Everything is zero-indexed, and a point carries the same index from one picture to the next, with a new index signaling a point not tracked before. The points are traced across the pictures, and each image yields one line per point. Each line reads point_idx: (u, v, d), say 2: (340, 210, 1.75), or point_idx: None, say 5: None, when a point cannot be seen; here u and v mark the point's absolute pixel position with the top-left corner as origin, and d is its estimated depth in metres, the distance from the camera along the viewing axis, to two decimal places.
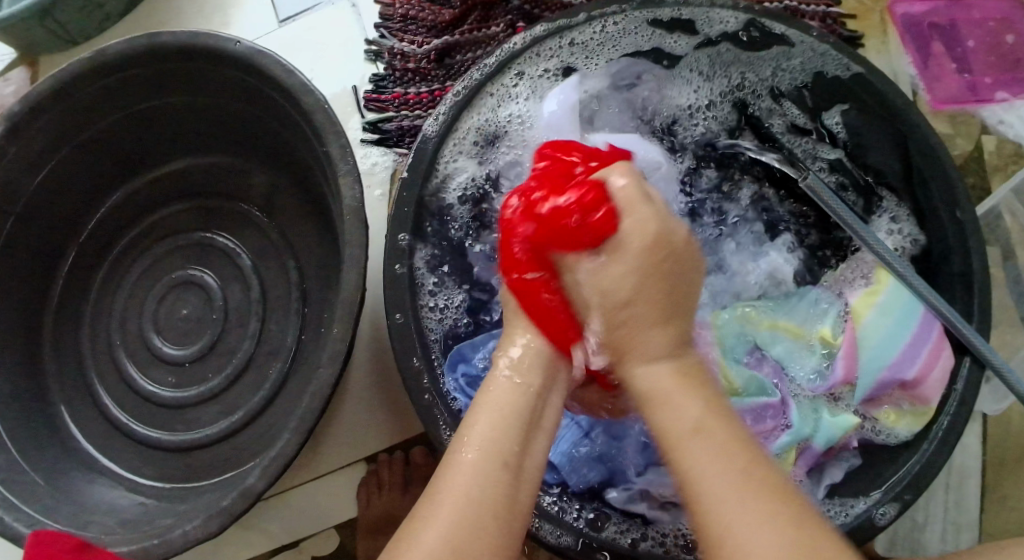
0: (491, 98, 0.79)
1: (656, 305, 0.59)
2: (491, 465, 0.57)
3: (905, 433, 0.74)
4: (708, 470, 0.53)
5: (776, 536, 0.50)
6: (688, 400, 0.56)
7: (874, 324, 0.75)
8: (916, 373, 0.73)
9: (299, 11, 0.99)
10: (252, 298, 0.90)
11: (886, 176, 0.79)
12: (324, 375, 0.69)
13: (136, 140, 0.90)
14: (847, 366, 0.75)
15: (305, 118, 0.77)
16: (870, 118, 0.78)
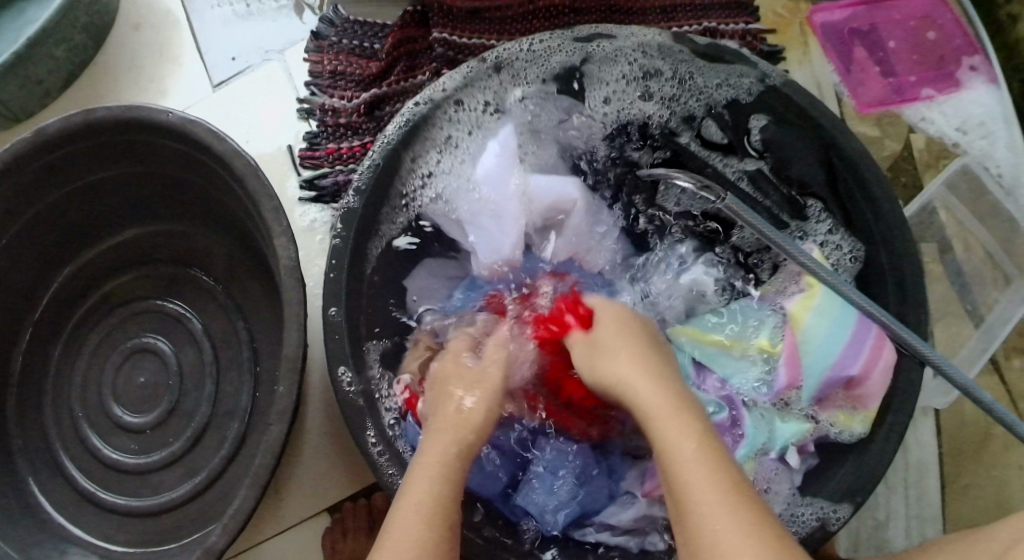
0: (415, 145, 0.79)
1: (644, 383, 0.65)
2: (432, 532, 0.60)
3: (856, 432, 0.75)
4: (699, 479, 0.58)
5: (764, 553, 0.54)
6: (684, 428, 0.61)
7: (813, 328, 0.77)
8: (860, 371, 0.75)
9: (233, 73, 1.01)
10: (207, 359, 0.91)
11: (811, 187, 0.81)
12: (274, 432, 0.69)
13: (80, 215, 0.91)
14: (790, 372, 0.78)
15: (237, 179, 0.79)
16: (791, 133, 0.80)
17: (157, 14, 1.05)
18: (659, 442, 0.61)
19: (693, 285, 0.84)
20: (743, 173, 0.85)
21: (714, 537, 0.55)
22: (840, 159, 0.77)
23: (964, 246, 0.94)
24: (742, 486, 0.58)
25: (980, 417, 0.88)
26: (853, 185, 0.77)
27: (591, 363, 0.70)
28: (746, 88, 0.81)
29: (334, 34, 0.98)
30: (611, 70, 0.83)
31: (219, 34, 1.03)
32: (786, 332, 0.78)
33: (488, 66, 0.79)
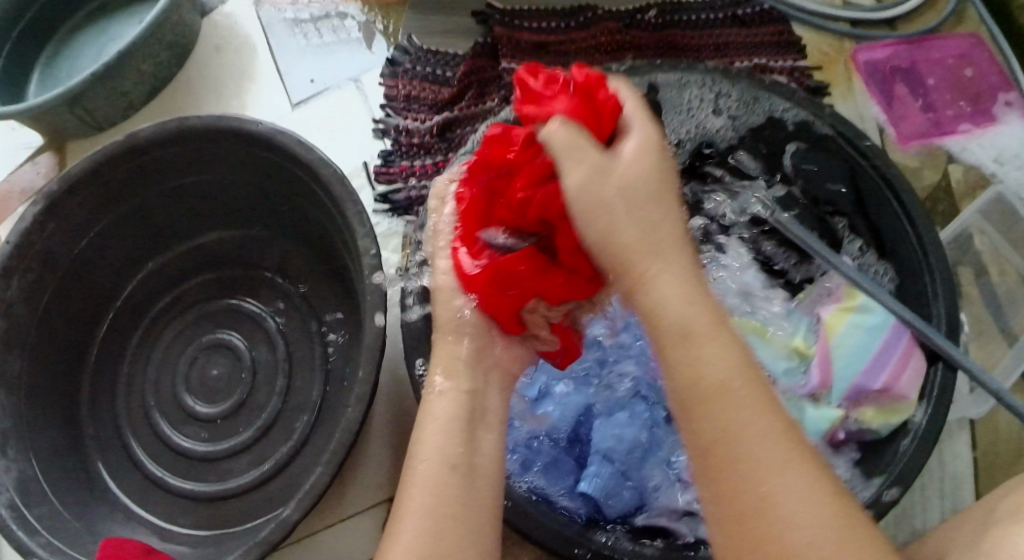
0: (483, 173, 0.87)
1: (661, 255, 0.58)
2: (442, 473, 0.63)
3: (885, 429, 0.79)
4: (752, 428, 0.54)
5: (802, 485, 0.52)
6: (728, 350, 0.56)
7: (846, 336, 0.83)
8: (888, 376, 0.79)
9: (312, 94, 1.08)
10: (278, 357, 0.96)
11: (842, 207, 0.88)
12: (350, 415, 0.74)
13: (163, 218, 0.97)
14: (821, 371, 0.83)
15: (319, 184, 0.85)
16: (820, 157, 0.88)
17: (238, 37, 1.13)
18: (712, 418, 0.55)
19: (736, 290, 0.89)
20: (777, 198, 0.92)
21: (765, 488, 0.52)
22: (864, 176, 0.85)
23: (999, 271, 0.98)
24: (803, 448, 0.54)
25: (1013, 433, 0.92)
26: (873, 195, 0.85)
27: (606, 236, 0.59)
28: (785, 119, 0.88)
29: (408, 61, 1.06)
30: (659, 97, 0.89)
31: (298, 58, 1.10)
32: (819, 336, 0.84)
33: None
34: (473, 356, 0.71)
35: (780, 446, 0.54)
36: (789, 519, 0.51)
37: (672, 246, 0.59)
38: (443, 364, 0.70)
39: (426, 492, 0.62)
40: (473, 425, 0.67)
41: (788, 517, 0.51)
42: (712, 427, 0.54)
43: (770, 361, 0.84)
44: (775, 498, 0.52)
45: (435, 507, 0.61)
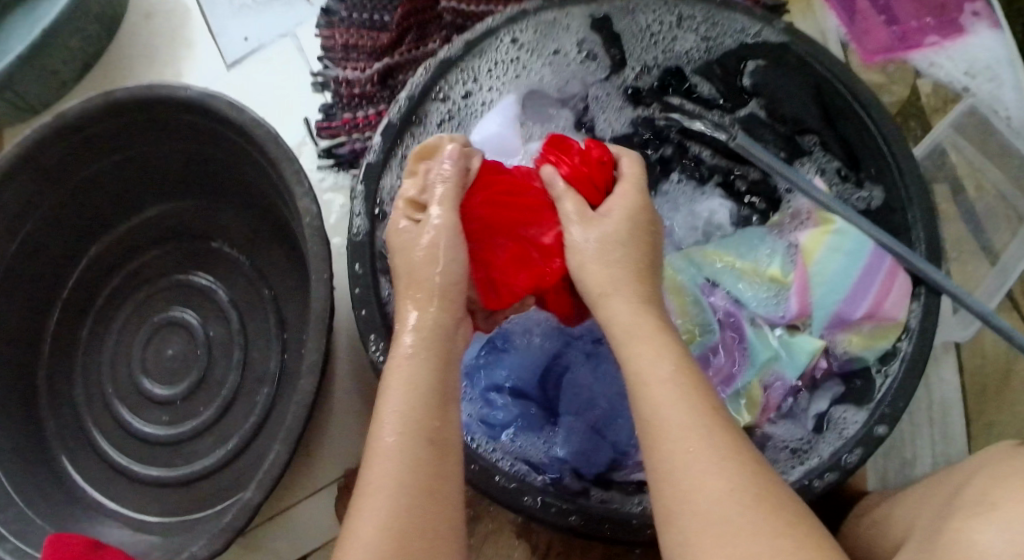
0: (435, 108, 0.80)
1: (625, 284, 0.64)
2: (415, 443, 0.59)
3: (872, 355, 0.75)
4: (667, 417, 0.57)
5: (737, 486, 0.53)
6: (656, 350, 0.60)
7: (826, 259, 0.77)
8: (872, 301, 0.75)
9: (246, 53, 1.03)
10: (233, 331, 0.92)
11: (806, 121, 0.82)
12: (303, 387, 0.70)
13: (102, 197, 0.92)
14: (800, 300, 0.78)
15: (258, 147, 0.80)
16: (782, 73, 0.82)
17: (168, 3, 1.07)
18: (649, 429, 0.57)
19: (702, 219, 0.83)
20: (740, 118, 0.85)
21: (684, 453, 0.55)
22: (833, 92, 0.79)
23: (976, 186, 0.95)
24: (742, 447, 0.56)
25: (999, 352, 0.89)
26: (848, 115, 0.79)
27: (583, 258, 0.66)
28: (736, 39, 0.82)
29: (343, 9, 1.01)
30: (599, 20, 0.83)
31: (229, 17, 1.05)
32: (797, 264, 0.79)
33: (493, 27, 0.80)
34: (451, 322, 0.65)
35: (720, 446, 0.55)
36: (693, 485, 0.54)
37: (645, 281, 0.66)
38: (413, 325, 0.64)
39: (394, 463, 0.58)
40: (450, 395, 0.63)
41: (693, 486, 0.54)
42: (642, 407, 0.59)
43: (745, 293, 0.80)
44: (688, 468, 0.55)
45: (403, 484, 0.58)
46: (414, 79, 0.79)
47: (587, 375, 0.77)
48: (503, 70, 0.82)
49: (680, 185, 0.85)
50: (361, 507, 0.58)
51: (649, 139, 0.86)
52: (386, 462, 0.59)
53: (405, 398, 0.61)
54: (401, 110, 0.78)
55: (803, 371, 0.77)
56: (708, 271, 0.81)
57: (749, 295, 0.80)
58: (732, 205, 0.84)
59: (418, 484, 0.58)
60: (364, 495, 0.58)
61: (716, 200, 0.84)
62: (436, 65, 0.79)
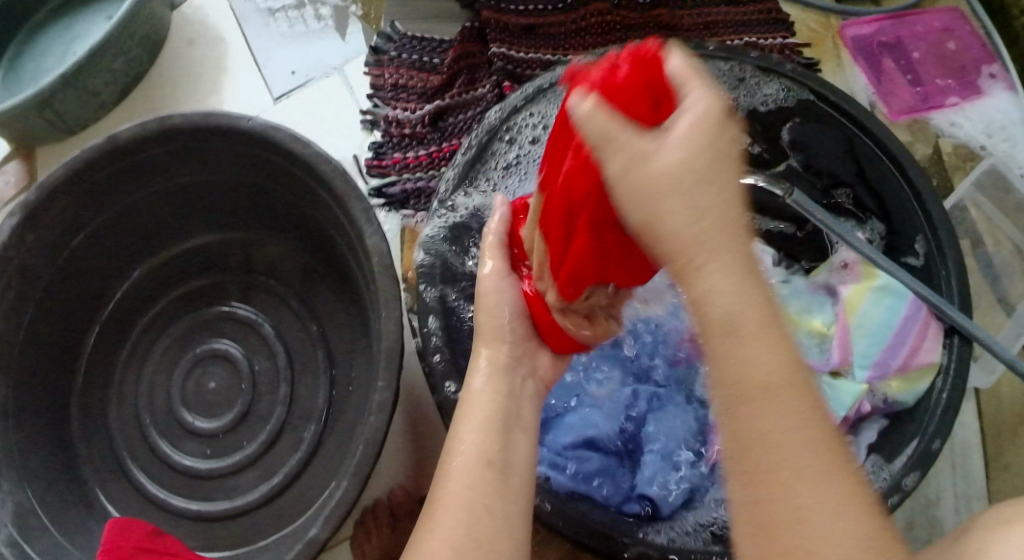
0: (506, 153, 0.84)
1: (717, 249, 0.50)
2: (478, 467, 0.62)
3: (910, 398, 0.79)
4: (768, 435, 0.49)
5: (827, 488, 0.48)
6: (771, 348, 0.49)
7: (868, 311, 0.83)
8: (908, 349, 0.81)
9: (294, 86, 1.04)
10: (277, 363, 0.92)
11: (840, 177, 0.87)
12: (374, 426, 0.72)
13: (146, 223, 0.92)
14: (842, 350, 0.83)
15: (321, 184, 0.81)
16: (823, 133, 0.88)
17: (210, 30, 1.07)
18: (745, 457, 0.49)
19: None
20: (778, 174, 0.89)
21: (775, 477, 0.48)
22: (869, 157, 0.85)
23: (994, 241, 0.99)
24: (833, 455, 0.49)
25: (1016, 400, 0.93)
26: (878, 167, 0.85)
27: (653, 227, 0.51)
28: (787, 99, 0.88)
29: (392, 48, 1.02)
30: None
31: (273, 48, 1.06)
32: (840, 316, 0.84)
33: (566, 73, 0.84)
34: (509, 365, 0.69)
35: (818, 455, 0.48)
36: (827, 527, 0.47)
37: (711, 183, 0.50)
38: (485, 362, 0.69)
39: (462, 486, 0.61)
40: (512, 425, 0.66)
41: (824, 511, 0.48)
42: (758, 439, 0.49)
43: None
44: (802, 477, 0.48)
45: (470, 507, 0.60)
46: (490, 116, 0.84)
47: (673, 416, 0.82)
48: None
49: None
50: (427, 535, 0.60)
51: None
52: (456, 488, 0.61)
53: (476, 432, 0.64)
54: (474, 147, 0.83)
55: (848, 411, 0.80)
56: None
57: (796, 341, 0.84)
58: (770, 254, 0.89)
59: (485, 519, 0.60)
60: (426, 524, 0.61)
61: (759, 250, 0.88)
62: (508, 109, 0.84)
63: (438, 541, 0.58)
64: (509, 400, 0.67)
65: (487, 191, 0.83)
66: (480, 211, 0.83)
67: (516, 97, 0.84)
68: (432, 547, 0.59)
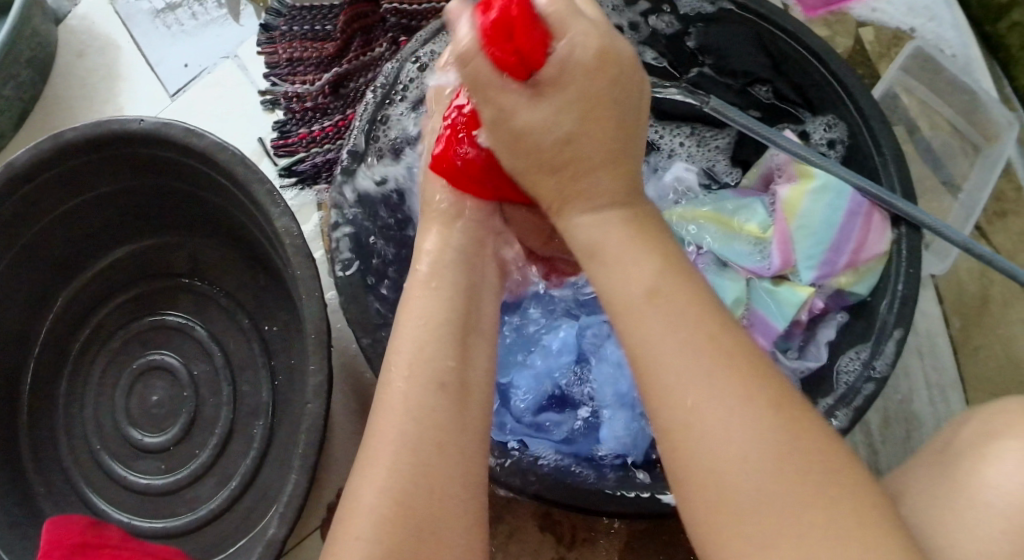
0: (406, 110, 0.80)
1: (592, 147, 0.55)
2: (427, 389, 0.57)
3: (864, 289, 0.74)
4: (654, 346, 0.50)
5: (729, 394, 0.47)
6: (636, 265, 0.52)
7: (808, 210, 0.76)
8: (854, 247, 0.75)
9: (188, 80, 1.01)
10: (218, 366, 0.89)
11: (757, 72, 0.82)
12: (313, 409, 0.69)
13: (63, 248, 0.88)
14: (782, 251, 0.77)
15: (224, 172, 0.77)
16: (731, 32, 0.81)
17: (100, 40, 1.04)
18: (647, 380, 0.50)
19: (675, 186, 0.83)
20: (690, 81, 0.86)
21: (688, 406, 0.48)
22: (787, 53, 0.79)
23: (931, 124, 0.96)
24: (748, 367, 0.49)
25: (974, 279, 0.92)
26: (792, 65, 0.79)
27: (594, 247, 0.55)
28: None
29: (283, 23, 1.00)
30: None
31: (167, 47, 1.02)
32: (778, 218, 0.78)
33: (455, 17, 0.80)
34: (471, 255, 0.65)
35: (718, 367, 0.48)
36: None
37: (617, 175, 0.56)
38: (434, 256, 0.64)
39: (409, 411, 0.56)
40: (467, 340, 0.60)
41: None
42: (637, 359, 0.51)
43: (723, 248, 0.79)
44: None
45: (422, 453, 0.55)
46: (387, 67, 0.80)
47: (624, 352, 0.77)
48: None
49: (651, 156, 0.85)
50: (369, 468, 0.55)
51: None
52: (391, 423, 0.56)
53: (411, 350, 0.58)
54: (372, 107, 0.78)
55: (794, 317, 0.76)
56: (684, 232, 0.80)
57: (727, 246, 0.79)
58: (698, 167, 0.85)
59: (438, 448, 0.55)
60: (371, 457, 0.55)
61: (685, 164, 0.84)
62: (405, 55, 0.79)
63: (375, 472, 0.54)
64: (464, 307, 0.62)
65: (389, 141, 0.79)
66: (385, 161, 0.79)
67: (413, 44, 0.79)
68: (372, 477, 0.54)
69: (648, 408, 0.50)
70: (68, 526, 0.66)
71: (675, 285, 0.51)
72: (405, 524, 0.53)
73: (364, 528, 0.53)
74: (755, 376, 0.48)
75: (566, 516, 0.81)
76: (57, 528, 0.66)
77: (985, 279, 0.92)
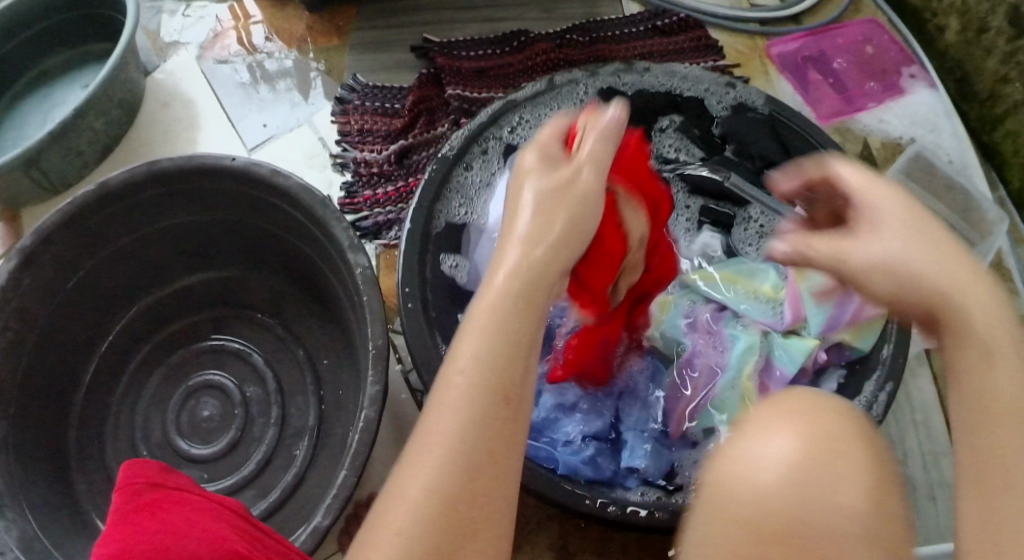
0: (470, 182, 0.92)
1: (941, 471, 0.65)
2: (487, 402, 0.56)
3: (866, 344, 0.84)
4: (838, 458, 0.56)
5: (860, 508, 0.55)
6: (850, 486, 0.56)
7: (815, 273, 0.86)
8: (857, 303, 0.84)
9: (265, 138, 1.12)
10: (269, 389, 0.96)
11: (771, 158, 0.94)
12: (365, 414, 0.76)
13: (139, 263, 0.97)
14: (794, 308, 0.86)
15: (303, 208, 0.87)
16: (745, 122, 0.97)
17: (184, 94, 1.16)
18: (806, 467, 0.56)
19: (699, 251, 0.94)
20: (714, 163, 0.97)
21: (829, 519, 0.55)
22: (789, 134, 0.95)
23: (930, 221, 1.06)
24: (888, 480, 0.57)
25: None
26: (800, 144, 0.94)
27: (784, 404, 0.61)
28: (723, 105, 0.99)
29: (356, 98, 1.12)
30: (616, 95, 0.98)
31: (246, 106, 1.15)
32: (789, 282, 0.88)
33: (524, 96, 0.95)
34: (573, 178, 0.64)
35: (871, 499, 0.55)
36: (734, 489, 0.57)
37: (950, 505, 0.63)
38: (539, 200, 0.62)
39: (452, 414, 0.56)
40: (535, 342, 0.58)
41: (745, 447, 0.59)
42: (733, 476, 0.58)
43: (742, 304, 0.88)
44: (835, 483, 0.56)
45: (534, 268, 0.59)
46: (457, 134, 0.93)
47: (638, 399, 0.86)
48: None
49: (677, 227, 0.96)
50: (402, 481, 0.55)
51: None
52: (456, 386, 0.56)
53: (483, 336, 0.57)
54: (446, 158, 0.91)
55: (802, 365, 0.84)
56: (710, 288, 0.89)
57: (744, 303, 0.88)
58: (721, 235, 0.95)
59: (478, 446, 0.55)
60: (411, 460, 0.56)
61: (708, 235, 0.95)
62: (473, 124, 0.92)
63: (408, 478, 0.55)
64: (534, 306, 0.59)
65: (461, 191, 0.91)
66: (457, 207, 0.90)
67: (486, 112, 0.94)
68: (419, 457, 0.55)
69: (707, 502, 0.59)
70: (147, 466, 0.66)
71: (878, 471, 0.57)
72: (451, 517, 0.53)
73: (428, 477, 0.54)
74: (892, 527, 0.55)
75: (582, 549, 0.86)
76: (137, 465, 0.66)
77: None
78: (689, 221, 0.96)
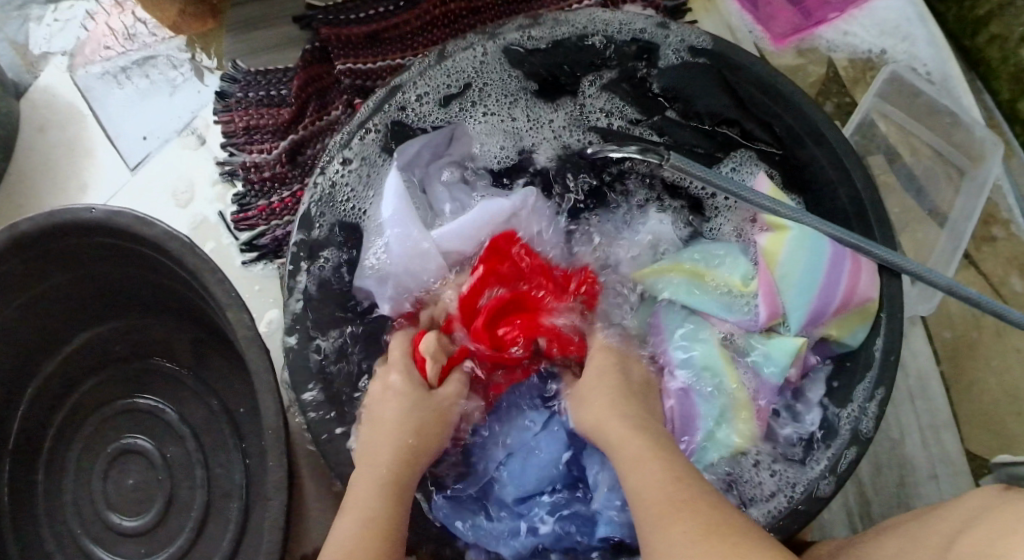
0: (354, 197, 0.79)
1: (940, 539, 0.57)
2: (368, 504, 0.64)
3: (855, 339, 0.76)
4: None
5: None
6: None
7: (790, 261, 0.77)
8: (843, 290, 0.75)
9: (147, 152, 0.99)
10: (190, 448, 0.89)
11: (720, 113, 0.81)
12: (275, 503, 0.69)
13: (29, 333, 0.87)
14: (768, 304, 0.77)
15: (180, 264, 0.75)
16: (691, 73, 0.80)
17: (61, 111, 1.02)
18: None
19: (647, 243, 0.83)
20: (655, 128, 0.84)
21: None
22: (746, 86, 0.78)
23: (911, 150, 0.93)
24: None
25: (966, 313, 0.89)
26: (757, 96, 0.78)
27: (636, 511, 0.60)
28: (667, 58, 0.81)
29: (239, 90, 0.98)
30: (529, 54, 0.80)
31: (123, 116, 1.01)
32: (760, 269, 0.78)
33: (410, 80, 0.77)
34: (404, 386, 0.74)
35: None
36: None
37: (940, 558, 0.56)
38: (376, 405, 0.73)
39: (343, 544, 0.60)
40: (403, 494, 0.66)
41: (653, 546, 0.56)
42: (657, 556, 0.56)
43: (709, 304, 0.79)
44: None
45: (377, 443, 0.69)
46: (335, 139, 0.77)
47: None
48: (429, 115, 0.80)
49: (615, 211, 0.85)
50: None
51: (576, 172, 0.85)
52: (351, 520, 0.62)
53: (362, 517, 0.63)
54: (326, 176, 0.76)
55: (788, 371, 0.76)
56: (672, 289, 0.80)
57: (712, 303, 0.79)
58: (670, 218, 0.84)
59: None
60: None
61: (654, 218, 0.84)
62: (354, 128, 0.76)
63: None
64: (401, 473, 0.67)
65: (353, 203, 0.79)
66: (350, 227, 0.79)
67: (366, 108, 0.76)
68: None
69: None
70: None
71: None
72: None
73: None
74: None
75: None
76: None
77: (977, 311, 0.89)
78: (631, 205, 0.85)
